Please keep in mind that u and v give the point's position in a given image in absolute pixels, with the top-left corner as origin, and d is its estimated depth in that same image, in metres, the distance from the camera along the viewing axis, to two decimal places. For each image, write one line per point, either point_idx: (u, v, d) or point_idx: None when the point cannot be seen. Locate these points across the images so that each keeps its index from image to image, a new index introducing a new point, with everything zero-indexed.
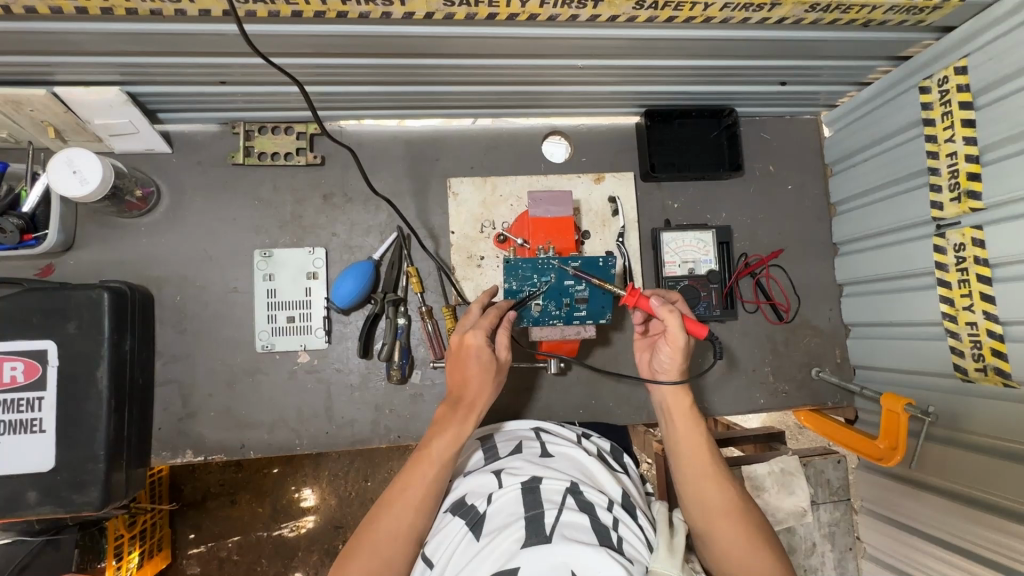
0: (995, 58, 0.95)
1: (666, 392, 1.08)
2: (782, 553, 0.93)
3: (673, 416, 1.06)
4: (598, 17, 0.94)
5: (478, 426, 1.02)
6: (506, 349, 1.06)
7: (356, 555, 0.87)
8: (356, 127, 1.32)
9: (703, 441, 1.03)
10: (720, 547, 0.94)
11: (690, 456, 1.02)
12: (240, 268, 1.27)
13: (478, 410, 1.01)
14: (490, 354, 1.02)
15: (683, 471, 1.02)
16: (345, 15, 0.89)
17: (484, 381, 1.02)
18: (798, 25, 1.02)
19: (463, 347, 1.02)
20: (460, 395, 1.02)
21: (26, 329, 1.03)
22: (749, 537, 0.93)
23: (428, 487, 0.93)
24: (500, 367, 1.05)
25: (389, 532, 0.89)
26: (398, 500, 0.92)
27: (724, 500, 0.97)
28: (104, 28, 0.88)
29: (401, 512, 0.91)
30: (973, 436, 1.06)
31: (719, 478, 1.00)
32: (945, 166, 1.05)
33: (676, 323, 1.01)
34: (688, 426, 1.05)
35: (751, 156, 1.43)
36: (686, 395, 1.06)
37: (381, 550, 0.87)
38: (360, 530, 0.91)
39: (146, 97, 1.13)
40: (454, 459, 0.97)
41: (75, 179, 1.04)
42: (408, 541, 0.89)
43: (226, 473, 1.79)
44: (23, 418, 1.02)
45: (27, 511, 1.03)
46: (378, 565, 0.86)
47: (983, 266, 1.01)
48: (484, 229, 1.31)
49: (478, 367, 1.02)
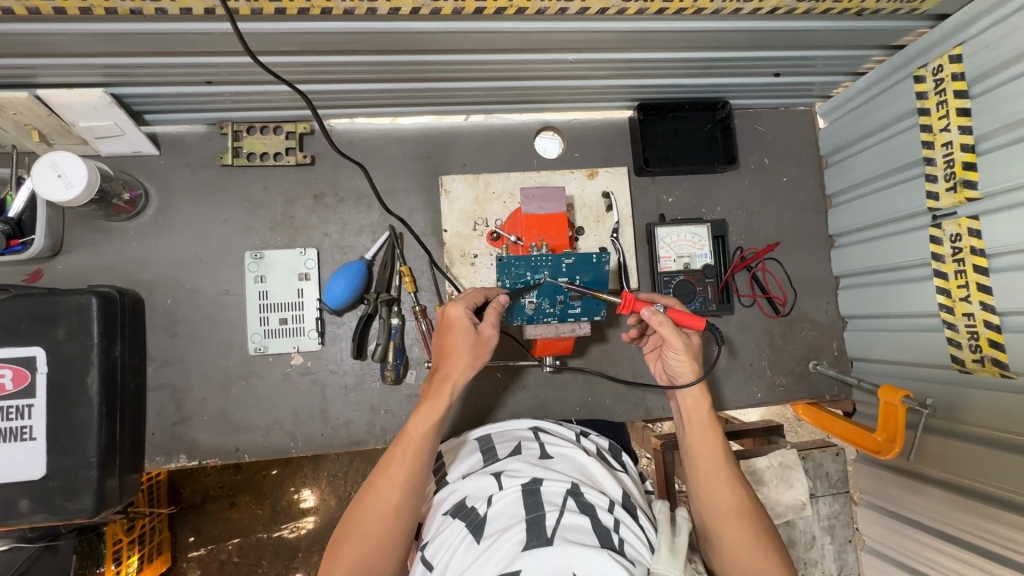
0: (992, 46, 0.94)
1: (683, 397, 1.06)
2: (789, 560, 0.92)
3: (689, 419, 1.05)
4: (587, 9, 0.93)
5: (456, 400, 0.98)
6: (492, 327, 1.00)
7: (347, 539, 0.88)
8: (346, 126, 1.30)
9: (718, 444, 1.02)
10: (727, 553, 0.94)
11: (704, 460, 1.01)
12: (230, 270, 1.25)
13: (451, 382, 0.97)
14: (470, 325, 1.00)
15: (696, 474, 1.02)
16: (330, 11, 0.88)
17: (461, 351, 0.98)
18: (790, 15, 1.01)
19: (443, 320, 1.02)
20: (438, 368, 1.00)
21: (14, 336, 1.02)
22: (756, 543, 0.93)
23: (413, 464, 0.93)
24: (482, 343, 0.99)
25: (376, 513, 0.90)
26: (382, 481, 0.92)
27: (735, 506, 0.97)
28: (84, 28, 0.87)
29: (386, 493, 0.91)
30: (973, 428, 1.05)
31: (732, 481, 0.99)
32: (941, 156, 1.04)
33: (669, 329, 0.99)
34: (703, 430, 1.03)
35: (746, 149, 1.42)
36: (704, 399, 1.05)
37: (371, 531, 0.89)
38: (349, 513, 0.91)
39: (132, 99, 1.11)
40: (436, 432, 0.95)
41: (60, 183, 1.02)
42: (397, 520, 0.90)
43: (225, 475, 1.78)
44: (13, 426, 1.01)
45: (21, 519, 1.02)
46: (369, 546, 0.88)
47: (980, 257, 1.00)
48: (477, 226, 1.30)
49: (454, 338, 1.00)
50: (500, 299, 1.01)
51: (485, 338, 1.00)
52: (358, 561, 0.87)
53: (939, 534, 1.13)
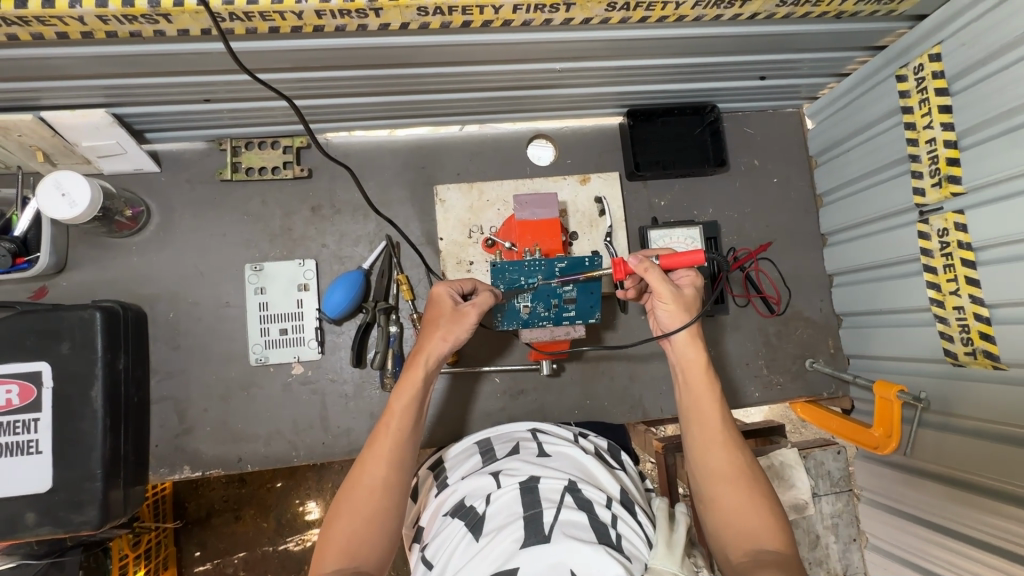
0: (969, 44, 0.96)
1: (683, 353, 1.06)
2: (783, 520, 0.91)
3: (686, 383, 1.05)
4: (571, 20, 0.94)
5: (431, 376, 1.02)
6: (474, 308, 1.02)
7: (339, 516, 0.91)
8: (342, 139, 1.33)
9: (714, 408, 1.01)
10: (721, 516, 0.94)
11: (698, 423, 1.02)
12: (230, 283, 1.27)
13: (425, 358, 1.01)
14: (452, 303, 1.04)
15: (692, 439, 1.02)
16: (322, 29, 0.89)
17: (438, 323, 1.03)
18: (771, 20, 1.02)
19: (430, 299, 1.07)
20: (417, 344, 1.04)
21: (20, 352, 1.05)
22: (750, 507, 0.92)
23: (395, 437, 0.97)
24: (459, 321, 1.02)
25: (363, 489, 0.93)
26: (369, 457, 0.96)
27: (730, 470, 0.96)
28: (87, 51, 0.90)
29: (372, 468, 0.94)
30: (966, 420, 1.06)
31: (727, 445, 0.98)
32: (925, 152, 1.06)
33: (655, 276, 1.02)
34: (701, 395, 1.03)
35: (735, 151, 1.44)
36: (699, 360, 1.05)
37: (360, 507, 0.91)
38: (340, 495, 0.94)
39: (132, 118, 1.15)
40: (416, 403, 1.00)
41: (64, 202, 1.05)
42: (386, 494, 0.93)
43: (230, 489, 1.79)
44: (19, 440, 1.03)
45: (27, 532, 1.03)
46: (358, 519, 0.90)
47: (967, 250, 1.01)
48: (472, 234, 1.32)
49: (434, 316, 1.04)
50: (488, 299, 1.02)
51: (463, 315, 1.02)
52: (350, 536, 0.89)
53: (940, 529, 1.12)
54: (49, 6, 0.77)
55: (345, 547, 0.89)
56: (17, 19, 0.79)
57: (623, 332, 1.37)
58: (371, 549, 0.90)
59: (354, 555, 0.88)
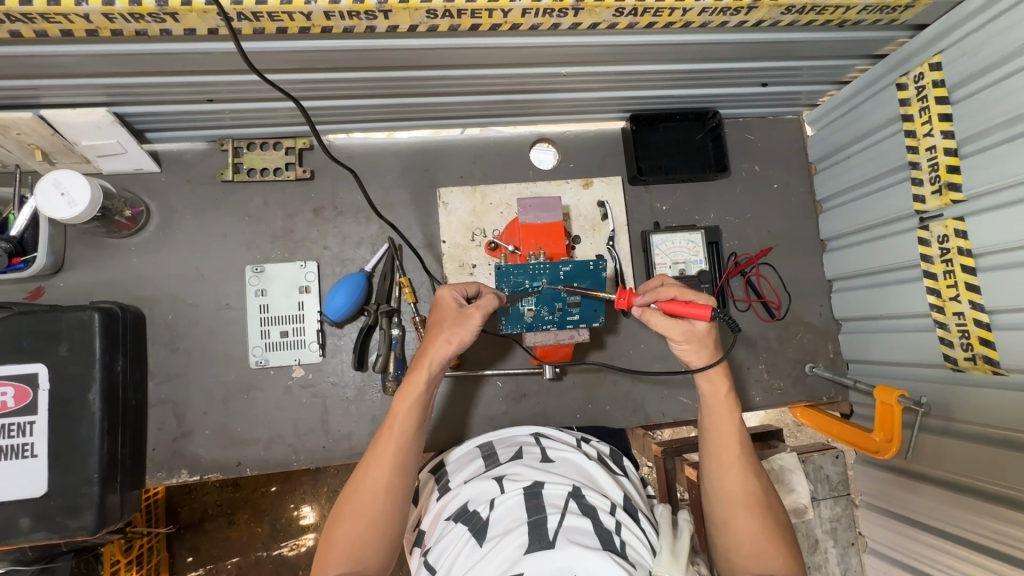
0: (969, 53, 0.97)
1: (702, 380, 1.04)
2: (793, 549, 0.92)
3: (708, 402, 1.03)
4: (579, 25, 0.95)
5: (434, 378, 1.01)
6: (477, 309, 1.00)
7: (341, 521, 0.91)
8: (344, 141, 1.33)
9: (734, 432, 1.01)
10: (731, 538, 0.94)
11: (715, 442, 1.01)
12: (231, 284, 1.26)
13: (428, 360, 1.00)
14: (456, 305, 1.03)
15: (708, 458, 1.01)
16: (330, 30, 0.89)
17: (442, 326, 1.02)
18: (776, 27, 1.02)
19: (434, 302, 1.06)
20: (421, 346, 1.03)
21: (16, 354, 1.03)
22: (761, 530, 0.93)
23: (399, 441, 0.96)
24: (463, 323, 1.00)
25: (366, 494, 0.92)
26: (373, 460, 0.95)
27: (744, 494, 0.96)
28: (90, 49, 0.89)
29: (375, 472, 0.93)
30: (966, 425, 1.07)
31: (744, 468, 0.98)
32: (926, 160, 1.07)
33: (660, 319, 0.99)
34: (721, 417, 1.02)
35: (736, 157, 1.45)
36: (723, 382, 1.03)
37: (363, 511, 0.91)
38: (342, 498, 0.93)
39: (133, 117, 1.13)
40: (419, 406, 0.99)
41: (63, 202, 1.03)
42: (389, 497, 0.92)
43: (223, 493, 1.77)
44: (14, 444, 1.01)
45: (20, 538, 1.01)
46: (360, 525, 0.90)
47: (967, 258, 1.02)
48: (475, 237, 1.32)
49: (439, 318, 1.03)
50: (491, 300, 1.00)
51: (467, 317, 1.00)
52: (353, 541, 0.89)
53: (937, 533, 1.13)
54: (55, 3, 0.76)
55: (348, 552, 0.88)
56: (21, 16, 0.78)
57: (625, 336, 1.37)
58: (374, 552, 0.89)
59: (357, 559, 0.88)
